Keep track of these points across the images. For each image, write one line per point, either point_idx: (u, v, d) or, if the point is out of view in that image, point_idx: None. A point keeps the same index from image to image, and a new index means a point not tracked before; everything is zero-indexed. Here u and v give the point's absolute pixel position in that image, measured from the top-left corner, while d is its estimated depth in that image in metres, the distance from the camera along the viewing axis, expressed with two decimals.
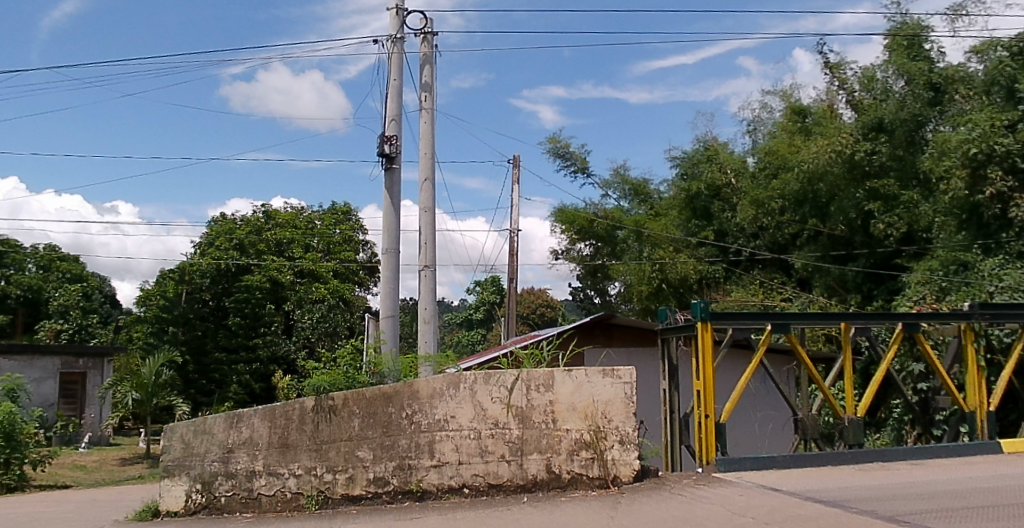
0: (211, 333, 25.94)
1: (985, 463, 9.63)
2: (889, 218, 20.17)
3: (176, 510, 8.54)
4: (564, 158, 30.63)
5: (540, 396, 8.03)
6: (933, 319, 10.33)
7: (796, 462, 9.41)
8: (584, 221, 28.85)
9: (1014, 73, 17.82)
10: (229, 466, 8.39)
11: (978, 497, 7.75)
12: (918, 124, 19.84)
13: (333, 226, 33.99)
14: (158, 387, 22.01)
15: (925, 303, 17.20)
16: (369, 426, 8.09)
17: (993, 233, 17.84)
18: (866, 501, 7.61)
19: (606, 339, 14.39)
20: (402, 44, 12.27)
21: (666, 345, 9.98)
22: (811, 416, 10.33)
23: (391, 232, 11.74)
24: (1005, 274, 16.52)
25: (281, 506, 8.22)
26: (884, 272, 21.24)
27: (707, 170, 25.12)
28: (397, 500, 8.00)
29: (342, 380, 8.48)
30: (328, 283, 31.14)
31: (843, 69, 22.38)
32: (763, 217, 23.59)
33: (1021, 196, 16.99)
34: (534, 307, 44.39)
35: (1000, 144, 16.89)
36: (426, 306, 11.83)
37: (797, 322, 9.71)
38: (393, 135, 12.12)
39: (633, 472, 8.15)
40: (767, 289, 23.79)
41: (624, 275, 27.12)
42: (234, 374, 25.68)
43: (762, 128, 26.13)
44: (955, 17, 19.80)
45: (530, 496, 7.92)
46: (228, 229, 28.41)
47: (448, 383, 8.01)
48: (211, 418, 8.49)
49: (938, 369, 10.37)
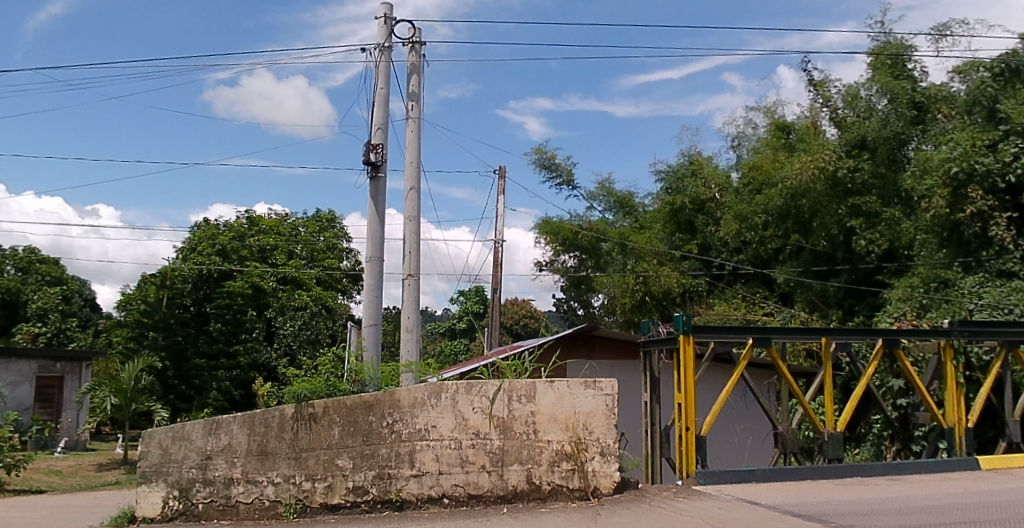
0: (191, 340, 25.63)
1: (962, 480, 9.68)
2: (871, 234, 20.34)
3: (152, 516, 8.48)
4: (550, 170, 30.72)
5: (521, 407, 8.03)
6: (913, 335, 10.36)
7: (775, 476, 9.43)
8: (568, 233, 28.96)
9: (994, 93, 18.03)
10: (207, 473, 8.33)
11: (956, 513, 7.80)
12: (900, 142, 20.11)
13: (317, 233, 33.99)
14: (138, 393, 21.86)
15: (905, 319, 17.43)
16: (349, 435, 8.05)
17: (973, 252, 18.05)
18: (844, 515, 7.65)
19: (588, 350, 14.40)
20: (390, 52, 12.32)
21: (648, 357, 9.97)
22: (791, 430, 10.35)
23: (376, 240, 11.74)
24: (984, 293, 16.79)
25: (259, 514, 8.14)
26: (865, 288, 21.40)
27: (691, 184, 25.23)
28: (376, 510, 7.95)
29: (322, 388, 8.59)
30: (311, 290, 30.96)
31: (828, 86, 22.55)
32: (747, 232, 23.75)
33: (1001, 215, 17.24)
34: (517, 318, 44.46)
35: (980, 163, 17.09)
36: (409, 316, 11.84)
37: (779, 336, 9.73)
38: (379, 143, 12.13)
39: (614, 484, 8.14)
40: (750, 304, 23.91)
41: (607, 288, 27.23)
42: (214, 380, 25.59)
43: (746, 143, 26.35)
44: (939, 37, 20.03)
45: (510, 507, 7.90)
46: (210, 236, 28.06)
47: (430, 393, 7.96)
48: (190, 425, 8.45)
49: (918, 385, 10.39)
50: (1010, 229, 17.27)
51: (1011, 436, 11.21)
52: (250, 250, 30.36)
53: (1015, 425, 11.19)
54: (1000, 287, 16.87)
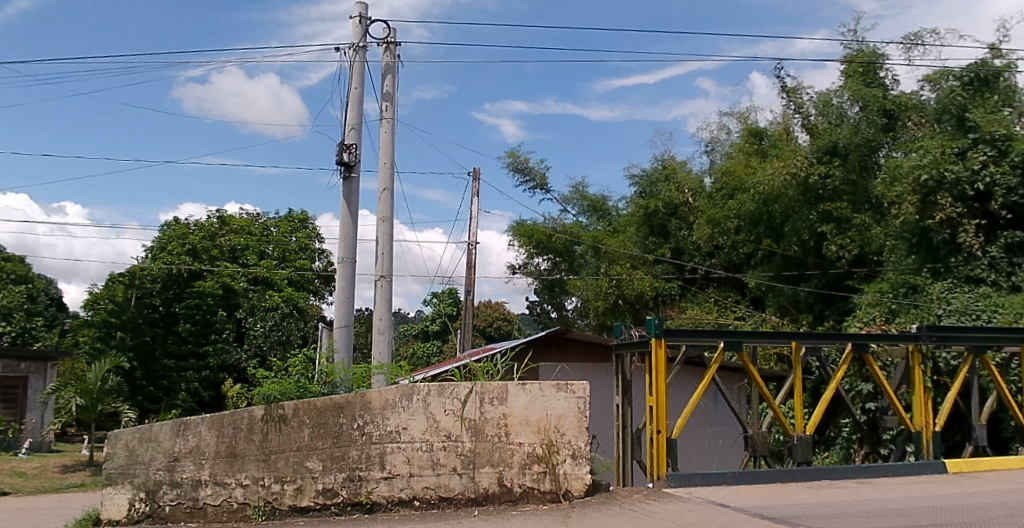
0: (160, 340, 25.32)
1: (928, 484, 9.79)
2: (841, 240, 20.54)
3: (118, 518, 8.31)
4: (524, 173, 30.71)
5: (493, 410, 8.01)
6: (881, 340, 10.49)
7: (745, 479, 9.47)
8: (543, 236, 29.11)
9: (964, 102, 18.24)
10: (175, 475, 8.19)
11: (922, 516, 7.89)
12: (871, 149, 20.41)
13: (289, 233, 33.88)
14: (104, 393, 21.50)
15: (875, 324, 17.64)
16: (319, 437, 7.98)
17: (942, 258, 18.30)
18: (813, 518, 7.71)
19: (561, 353, 14.39)
20: (364, 52, 12.25)
21: (620, 361, 9.99)
22: (761, 433, 10.40)
23: (348, 241, 11.65)
24: (953, 299, 17.07)
25: (227, 516, 8.04)
26: (836, 292, 21.57)
27: (665, 188, 25.29)
28: (346, 513, 7.87)
29: (292, 390, 8.51)
30: (283, 291, 30.57)
31: (800, 93, 22.75)
32: (719, 236, 23.85)
33: (969, 222, 17.57)
34: (491, 320, 44.36)
35: (950, 171, 17.37)
36: (381, 317, 11.76)
37: (750, 340, 9.77)
38: (352, 143, 12.05)
39: (585, 487, 8.15)
40: (722, 308, 24.16)
41: (580, 291, 27.35)
42: (183, 382, 25.28)
43: (720, 148, 26.51)
44: (911, 46, 20.31)
45: (480, 510, 7.87)
46: (181, 234, 27.60)
47: (402, 395, 7.92)
48: (158, 426, 8.30)
49: (887, 389, 10.49)
50: (978, 236, 17.61)
51: (977, 440, 11.33)
52: (221, 250, 29.82)
53: (981, 429, 11.32)
54: (968, 293, 17.19)
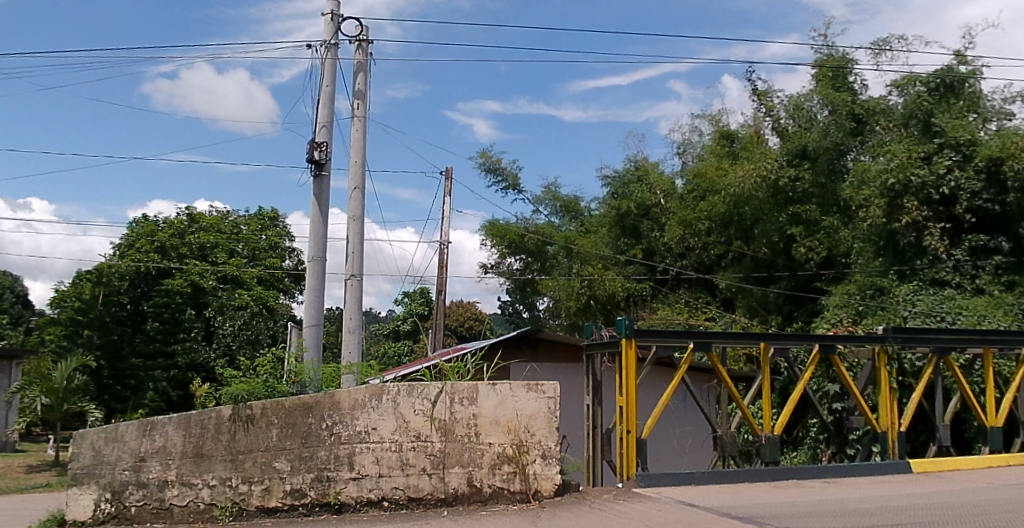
0: (127, 338, 25.06)
1: (894, 483, 9.91)
2: (810, 242, 20.77)
3: (83, 519, 8.15)
4: (496, 173, 30.72)
5: (463, 409, 8.02)
6: (848, 341, 10.63)
7: (713, 478, 9.55)
8: (515, 236, 29.19)
9: (930, 107, 18.54)
10: (141, 476, 8.06)
11: (887, 515, 7.99)
12: (840, 153, 20.64)
13: (258, 231, 33.77)
14: (70, 392, 21.24)
15: (842, 325, 17.90)
16: (287, 437, 7.92)
17: (908, 260, 18.54)
18: (780, 517, 7.77)
19: (532, 353, 14.41)
20: (336, 50, 12.18)
21: (591, 361, 10.02)
22: (730, 433, 10.50)
23: (319, 240, 11.57)
24: (918, 300, 17.50)
25: (194, 517, 7.95)
26: (804, 294, 21.81)
27: (637, 190, 25.45)
28: (314, 513, 7.83)
29: (261, 389, 8.43)
30: (252, 290, 30.32)
31: (771, 96, 22.95)
32: (690, 237, 23.99)
33: (934, 225, 17.83)
34: (463, 320, 44.27)
35: (915, 175, 17.65)
36: (352, 316, 11.69)
37: (719, 341, 9.85)
38: (323, 142, 11.98)
39: (554, 487, 8.18)
40: (693, 309, 24.40)
41: (552, 291, 27.44)
42: (150, 381, 24.91)
43: (691, 150, 26.68)
44: (879, 51, 20.59)
45: (450, 510, 7.86)
46: (149, 232, 27.91)
47: (371, 394, 7.89)
48: (124, 426, 8.17)
49: (853, 390, 10.63)
50: (944, 239, 17.85)
51: (941, 440, 11.53)
52: (190, 249, 29.39)
53: (944, 429, 11.52)
54: (933, 295, 17.51)
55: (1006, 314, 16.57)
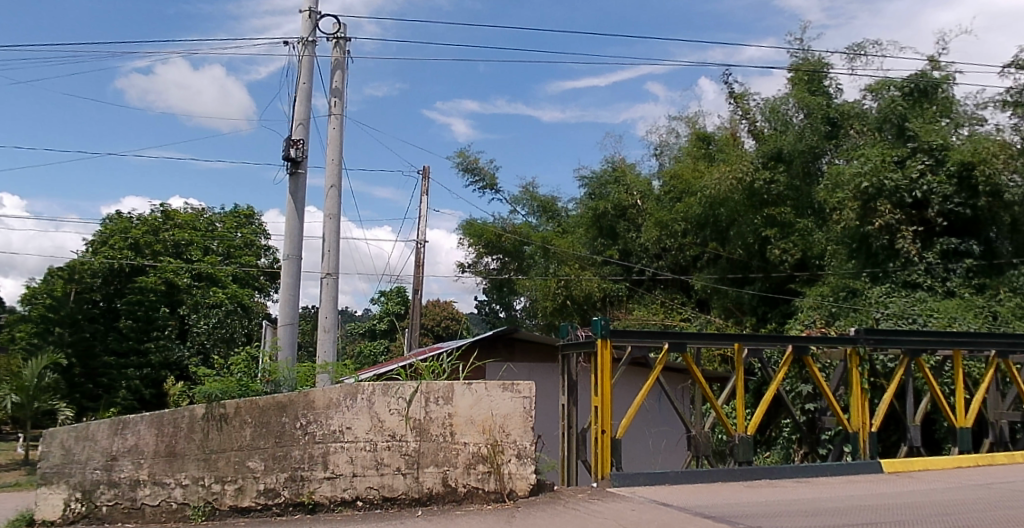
0: (100, 336, 24.50)
1: (864, 483, 10.04)
2: (784, 244, 20.98)
3: (52, 519, 8.02)
4: (473, 173, 30.72)
5: (438, 409, 8.04)
6: (820, 342, 10.75)
7: (687, 478, 9.62)
8: (492, 236, 29.20)
9: (904, 111, 18.75)
10: (112, 475, 7.97)
11: (858, 514, 8.08)
12: (815, 156, 20.83)
13: (234, 229, 33.67)
14: (40, 390, 21.04)
15: (815, 327, 18.11)
16: (261, 437, 7.89)
17: (881, 263, 18.74)
18: (752, 517, 7.84)
19: (508, 353, 14.43)
20: (313, 47, 12.14)
21: (566, 361, 10.05)
22: (704, 433, 10.58)
23: (294, 238, 11.52)
24: (890, 302, 17.69)
25: (166, 517, 7.88)
26: (778, 295, 22.04)
27: (614, 191, 25.58)
28: (288, 513, 7.80)
29: (235, 388, 8.36)
30: (227, 287, 30.14)
31: (747, 99, 23.14)
32: (667, 238, 24.14)
33: (907, 228, 18.07)
34: (439, 320, 44.18)
35: (889, 178, 17.88)
36: (327, 315, 11.65)
37: (693, 341, 9.92)
38: (300, 139, 11.92)
39: (529, 487, 8.21)
40: (668, 310, 24.52)
41: (529, 291, 27.46)
42: (123, 379, 24.46)
43: (668, 151, 26.83)
44: (854, 56, 20.82)
45: (424, 510, 7.87)
46: (123, 229, 27.69)
47: (346, 394, 7.88)
48: (95, 424, 8.06)
49: (826, 391, 10.74)
50: (916, 242, 18.10)
51: (912, 440, 11.68)
52: (164, 246, 29.13)
53: (915, 429, 11.68)
54: (905, 297, 17.74)
55: (976, 316, 16.88)
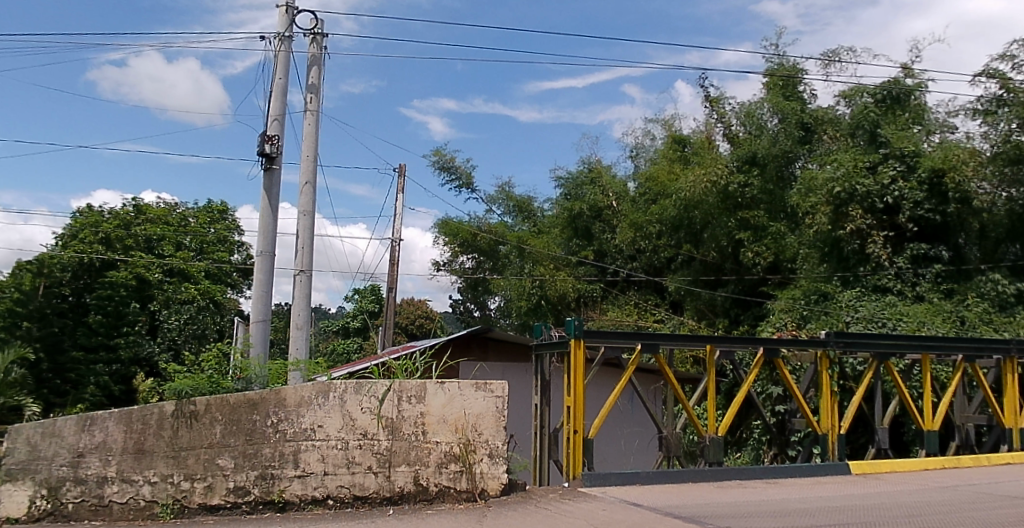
0: (69, 331, 24.16)
1: (832, 484, 10.16)
2: (757, 247, 21.18)
3: (16, 516, 7.84)
4: (449, 172, 30.68)
5: (410, 408, 8.03)
6: (791, 345, 10.85)
7: (658, 479, 9.68)
8: (467, 235, 29.18)
9: (876, 118, 18.92)
10: (79, 472, 7.85)
11: (827, 515, 8.17)
12: (788, 160, 21.01)
13: (207, 224, 33.46)
14: (7, 387, 20.28)
15: (786, 330, 18.28)
16: (231, 434, 7.84)
17: (852, 267, 19.00)
18: (722, 517, 7.90)
19: (481, 352, 14.44)
20: (290, 43, 12.07)
21: (540, 361, 10.09)
22: (675, 434, 10.65)
23: (268, 234, 11.44)
24: (860, 307, 17.72)
25: (133, 515, 7.79)
26: (750, 298, 22.28)
27: (590, 192, 25.73)
28: (258, 511, 7.75)
29: (206, 385, 8.29)
30: (199, 283, 29.98)
31: (722, 103, 23.35)
32: (641, 240, 24.27)
33: (878, 233, 18.36)
34: (413, 318, 44.08)
35: (861, 184, 18.12)
36: (300, 312, 11.56)
37: (666, 342, 9.98)
38: (275, 135, 11.85)
39: (501, 486, 8.23)
40: (642, 311, 24.60)
41: (503, 290, 27.49)
42: (92, 374, 24.16)
43: (644, 153, 26.97)
44: (828, 62, 21.07)
45: (395, 509, 7.85)
46: (93, 222, 27.33)
47: (318, 392, 7.86)
48: (62, 421, 7.93)
49: (796, 393, 10.84)
50: (886, 247, 18.40)
51: (879, 442, 11.84)
52: (135, 240, 28.79)
53: (883, 432, 11.83)
54: (875, 301, 17.93)
55: (943, 321, 17.12)
